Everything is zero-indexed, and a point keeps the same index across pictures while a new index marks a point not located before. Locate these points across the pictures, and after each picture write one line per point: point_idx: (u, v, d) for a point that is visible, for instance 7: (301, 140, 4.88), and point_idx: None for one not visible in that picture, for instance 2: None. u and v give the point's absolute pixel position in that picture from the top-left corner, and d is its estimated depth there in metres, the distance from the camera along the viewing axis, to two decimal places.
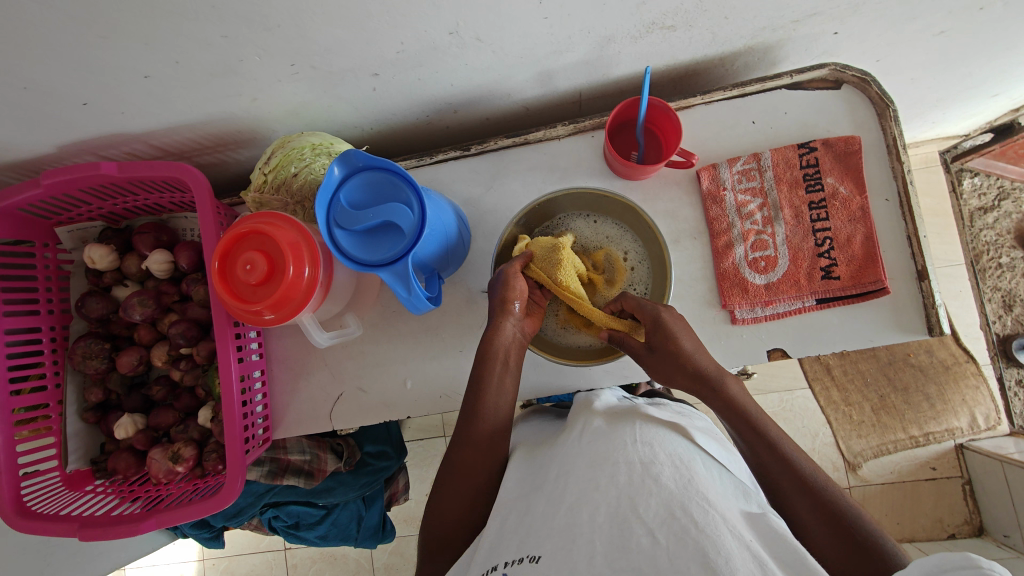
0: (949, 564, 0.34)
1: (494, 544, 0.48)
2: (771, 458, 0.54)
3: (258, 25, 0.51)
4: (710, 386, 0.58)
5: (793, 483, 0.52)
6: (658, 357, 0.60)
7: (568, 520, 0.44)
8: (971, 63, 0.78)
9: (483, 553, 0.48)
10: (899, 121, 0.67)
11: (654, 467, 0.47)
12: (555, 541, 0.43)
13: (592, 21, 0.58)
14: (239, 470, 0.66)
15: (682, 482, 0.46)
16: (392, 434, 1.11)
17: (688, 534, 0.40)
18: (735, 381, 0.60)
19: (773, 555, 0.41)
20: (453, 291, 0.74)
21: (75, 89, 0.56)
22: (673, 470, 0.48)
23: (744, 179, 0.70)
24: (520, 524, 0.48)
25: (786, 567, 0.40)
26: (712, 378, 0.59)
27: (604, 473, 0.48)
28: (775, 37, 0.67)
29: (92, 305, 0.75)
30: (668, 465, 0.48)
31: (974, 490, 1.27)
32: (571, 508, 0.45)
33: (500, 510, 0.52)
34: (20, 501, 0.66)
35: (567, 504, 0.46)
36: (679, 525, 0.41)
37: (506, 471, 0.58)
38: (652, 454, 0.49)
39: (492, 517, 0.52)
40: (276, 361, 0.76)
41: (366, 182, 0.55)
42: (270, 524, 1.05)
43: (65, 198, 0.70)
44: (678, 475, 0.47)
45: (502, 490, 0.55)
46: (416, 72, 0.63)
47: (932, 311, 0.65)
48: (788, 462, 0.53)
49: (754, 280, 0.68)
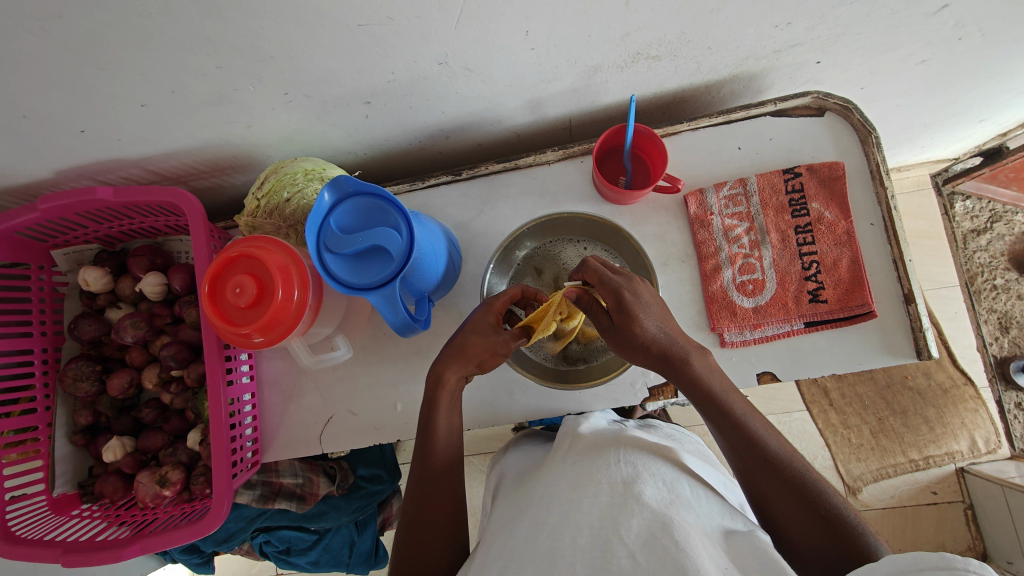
0: (925, 565, 0.35)
1: (478, 569, 0.47)
2: (757, 463, 0.52)
3: (251, 56, 0.52)
4: (671, 363, 0.56)
5: (786, 494, 0.51)
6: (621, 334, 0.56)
7: (551, 542, 0.44)
8: (955, 91, 0.80)
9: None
10: (881, 147, 0.68)
11: (636, 488, 0.47)
12: (538, 564, 0.42)
13: (577, 51, 0.59)
14: (226, 494, 0.66)
15: (664, 503, 0.46)
16: (386, 458, 1.10)
17: (668, 553, 0.40)
18: (701, 357, 0.56)
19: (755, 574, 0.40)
20: (444, 313, 0.74)
21: (72, 117, 0.57)
22: (656, 492, 0.48)
23: (731, 204, 0.71)
24: (501, 549, 0.47)
25: None
26: (679, 358, 0.55)
27: (586, 494, 0.48)
28: (759, 66, 0.68)
29: (85, 328, 0.75)
30: (651, 486, 0.48)
31: (977, 515, 1.24)
32: (554, 530, 0.45)
33: (488, 539, 0.51)
34: (6, 525, 0.66)
35: (549, 527, 0.45)
36: (659, 544, 0.41)
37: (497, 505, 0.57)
38: (636, 475, 0.49)
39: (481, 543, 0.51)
40: (266, 384, 0.76)
41: (357, 208, 0.56)
42: (261, 549, 1.02)
43: (62, 222, 0.71)
44: (661, 497, 0.47)
45: (490, 521, 0.54)
46: (408, 100, 0.65)
47: (920, 335, 0.65)
48: (776, 467, 0.52)
49: (742, 303, 0.69)
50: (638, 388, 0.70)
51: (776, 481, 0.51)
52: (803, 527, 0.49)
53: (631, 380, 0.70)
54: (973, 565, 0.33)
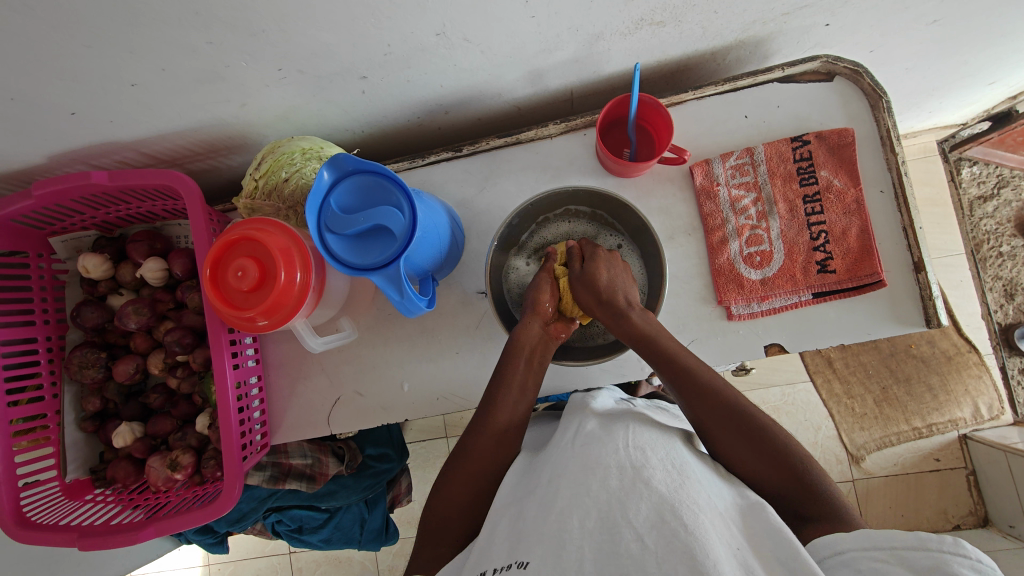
0: (902, 544, 0.38)
1: (484, 550, 0.48)
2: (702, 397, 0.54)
3: (242, 30, 0.51)
4: (622, 317, 0.61)
5: (732, 430, 0.52)
6: (588, 275, 0.64)
7: (558, 525, 0.44)
8: (966, 52, 0.77)
9: (472, 560, 0.47)
10: (892, 112, 0.67)
11: (645, 471, 0.47)
12: (544, 547, 0.43)
13: (580, 18, 0.57)
14: (237, 476, 0.66)
15: (674, 486, 0.46)
16: (393, 437, 1.11)
17: (677, 538, 0.40)
18: (643, 314, 0.62)
19: (767, 555, 0.41)
20: (448, 293, 0.74)
21: (62, 98, 0.55)
22: (665, 474, 0.47)
23: (738, 174, 0.70)
24: (511, 529, 0.47)
25: (782, 569, 0.40)
26: (629, 312, 0.62)
27: (594, 477, 0.48)
28: (766, 31, 0.66)
29: (88, 315, 0.75)
30: (661, 468, 0.48)
31: (978, 480, 1.26)
32: (561, 513, 0.45)
33: (493, 514, 0.51)
34: (21, 512, 0.66)
35: (556, 510, 0.46)
36: (668, 530, 0.41)
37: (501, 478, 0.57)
38: (644, 458, 0.49)
39: (488, 518, 0.52)
40: (272, 367, 0.76)
41: (357, 185, 0.55)
42: (273, 529, 1.04)
43: (58, 208, 0.70)
44: (670, 477, 0.47)
45: (496, 496, 0.54)
46: (405, 74, 0.63)
47: (929, 303, 0.64)
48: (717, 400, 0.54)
49: (749, 276, 0.68)
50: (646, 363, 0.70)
51: (730, 421, 0.52)
52: (777, 480, 0.50)
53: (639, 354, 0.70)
54: (949, 544, 0.36)
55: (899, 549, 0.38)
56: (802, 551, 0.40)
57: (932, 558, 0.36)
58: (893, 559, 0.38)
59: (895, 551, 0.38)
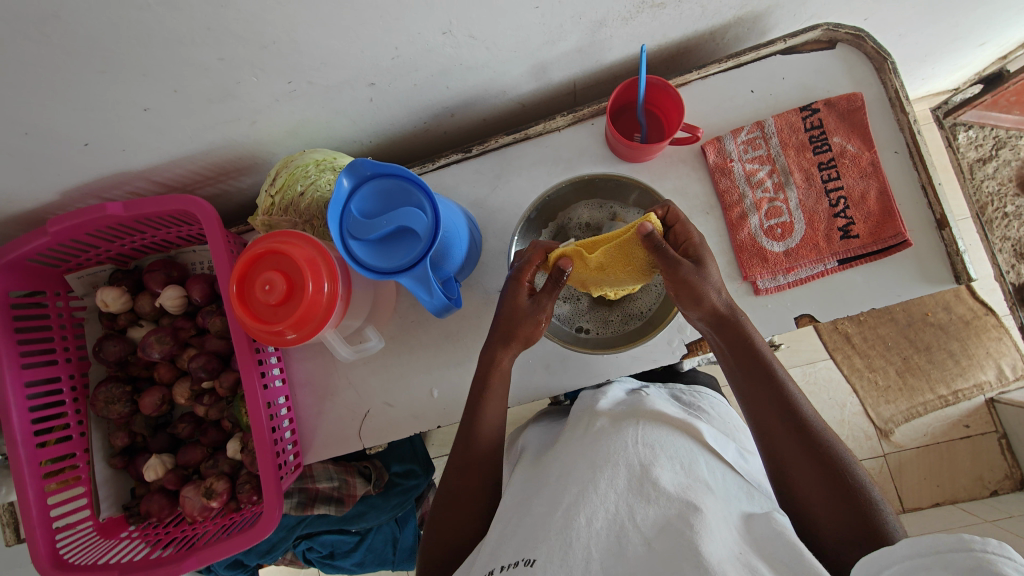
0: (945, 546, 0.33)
1: (495, 546, 0.46)
2: (778, 416, 0.52)
3: (252, 43, 0.51)
4: (724, 324, 0.56)
5: (801, 463, 0.50)
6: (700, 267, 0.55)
7: (565, 522, 0.43)
8: (958, 14, 0.78)
9: (483, 559, 0.46)
10: (898, 73, 0.67)
11: (652, 470, 0.47)
12: (552, 543, 0.42)
13: (583, 6, 0.58)
14: (276, 498, 0.65)
15: (681, 486, 0.45)
16: (418, 452, 1.09)
17: (681, 535, 0.39)
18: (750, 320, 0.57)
19: (767, 555, 0.40)
20: (469, 294, 0.73)
21: (75, 128, 0.55)
22: (672, 474, 0.47)
23: (750, 148, 0.70)
24: (520, 525, 0.46)
25: (785, 569, 0.38)
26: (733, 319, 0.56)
27: (603, 473, 0.47)
28: (764, 5, 0.67)
29: (110, 349, 0.74)
30: (667, 468, 0.47)
31: (1011, 443, 1.25)
32: (569, 508, 0.44)
33: (500, 518, 0.50)
34: (58, 554, 0.65)
35: (564, 506, 0.45)
36: (673, 528, 0.40)
37: (508, 484, 0.56)
38: (652, 456, 0.48)
39: (496, 518, 0.51)
40: (299, 386, 0.75)
41: (378, 190, 0.55)
42: (304, 556, 1.02)
43: (73, 244, 0.69)
44: (676, 477, 0.46)
45: (505, 497, 0.53)
46: (412, 78, 0.63)
47: (957, 259, 0.64)
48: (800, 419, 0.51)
49: (773, 248, 0.67)
50: (676, 345, 0.68)
51: (804, 452, 0.50)
52: (823, 509, 0.48)
53: (668, 338, 0.69)
54: (993, 544, 0.32)
55: (943, 553, 0.33)
56: (807, 552, 0.39)
57: (974, 558, 0.32)
58: (937, 564, 0.33)
59: (939, 557, 0.33)
